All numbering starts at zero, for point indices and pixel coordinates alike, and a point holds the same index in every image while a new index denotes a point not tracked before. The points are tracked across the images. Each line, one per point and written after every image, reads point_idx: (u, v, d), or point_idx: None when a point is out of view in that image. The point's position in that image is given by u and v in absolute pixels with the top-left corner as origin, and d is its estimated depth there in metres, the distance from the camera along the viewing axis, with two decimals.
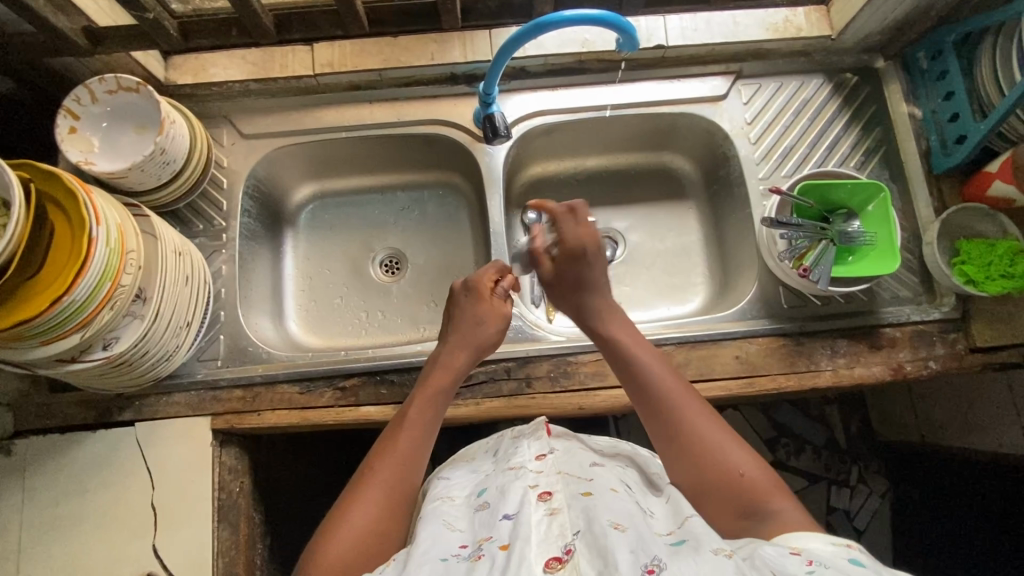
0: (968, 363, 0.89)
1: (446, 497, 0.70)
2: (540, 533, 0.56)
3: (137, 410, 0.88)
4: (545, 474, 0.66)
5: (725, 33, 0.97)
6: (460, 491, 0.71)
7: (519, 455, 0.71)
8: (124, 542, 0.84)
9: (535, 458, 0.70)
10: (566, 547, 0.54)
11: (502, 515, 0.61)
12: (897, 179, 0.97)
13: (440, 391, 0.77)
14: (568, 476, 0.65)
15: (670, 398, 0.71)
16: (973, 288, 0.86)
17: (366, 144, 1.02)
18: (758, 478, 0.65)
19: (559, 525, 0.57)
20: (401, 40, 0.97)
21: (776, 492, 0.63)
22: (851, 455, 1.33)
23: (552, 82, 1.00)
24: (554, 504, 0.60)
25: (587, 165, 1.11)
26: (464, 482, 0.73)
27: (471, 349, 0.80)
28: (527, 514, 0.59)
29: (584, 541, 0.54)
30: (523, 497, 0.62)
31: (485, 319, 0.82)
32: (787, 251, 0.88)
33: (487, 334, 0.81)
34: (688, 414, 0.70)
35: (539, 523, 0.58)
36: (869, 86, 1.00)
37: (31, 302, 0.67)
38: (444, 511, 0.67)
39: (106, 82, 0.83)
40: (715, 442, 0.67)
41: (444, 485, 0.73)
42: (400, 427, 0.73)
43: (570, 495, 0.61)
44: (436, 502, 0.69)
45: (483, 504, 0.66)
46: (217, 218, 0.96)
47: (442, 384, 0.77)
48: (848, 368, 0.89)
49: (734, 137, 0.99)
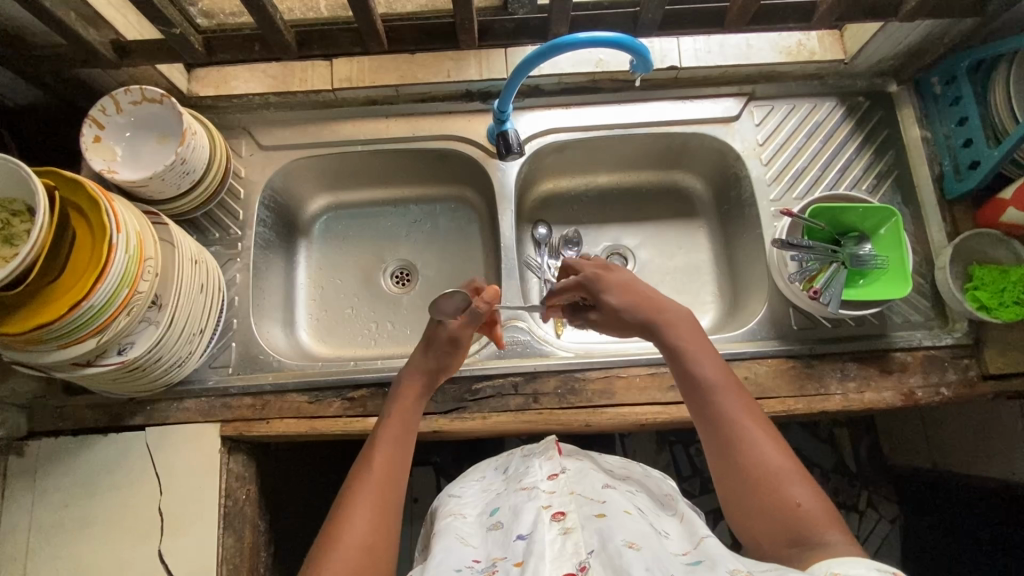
0: (981, 390, 0.88)
1: (458, 513, 0.71)
2: (553, 551, 0.57)
3: (148, 414, 0.89)
4: (557, 495, 0.66)
5: (737, 56, 0.98)
6: (472, 508, 0.71)
7: (531, 475, 0.71)
8: (129, 546, 0.84)
9: (547, 479, 0.70)
10: (580, 564, 0.55)
11: (516, 535, 0.61)
12: (910, 203, 0.97)
13: (407, 407, 0.77)
14: (581, 497, 0.65)
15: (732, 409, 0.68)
16: (985, 314, 0.86)
17: (381, 157, 1.04)
18: (816, 506, 0.60)
19: (573, 544, 0.57)
20: (418, 58, 0.99)
21: (832, 524, 0.59)
22: (860, 479, 1.32)
23: (566, 100, 1.01)
24: (567, 524, 0.60)
25: (598, 182, 1.12)
26: (476, 500, 0.73)
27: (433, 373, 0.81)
28: (541, 534, 0.59)
29: (598, 560, 0.55)
30: (537, 517, 0.62)
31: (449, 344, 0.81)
32: (797, 272, 0.88)
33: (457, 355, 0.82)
34: (746, 429, 0.66)
35: (553, 542, 0.58)
36: (882, 110, 1.01)
37: (52, 307, 0.69)
38: (457, 527, 0.67)
39: (132, 93, 0.85)
40: (775, 464, 0.63)
41: (456, 502, 0.74)
42: (376, 442, 0.73)
43: (583, 515, 0.61)
44: (449, 518, 0.70)
45: (495, 523, 0.66)
46: (233, 227, 0.98)
47: (409, 401, 0.78)
48: (858, 393, 0.88)
49: (745, 158, 1.00)
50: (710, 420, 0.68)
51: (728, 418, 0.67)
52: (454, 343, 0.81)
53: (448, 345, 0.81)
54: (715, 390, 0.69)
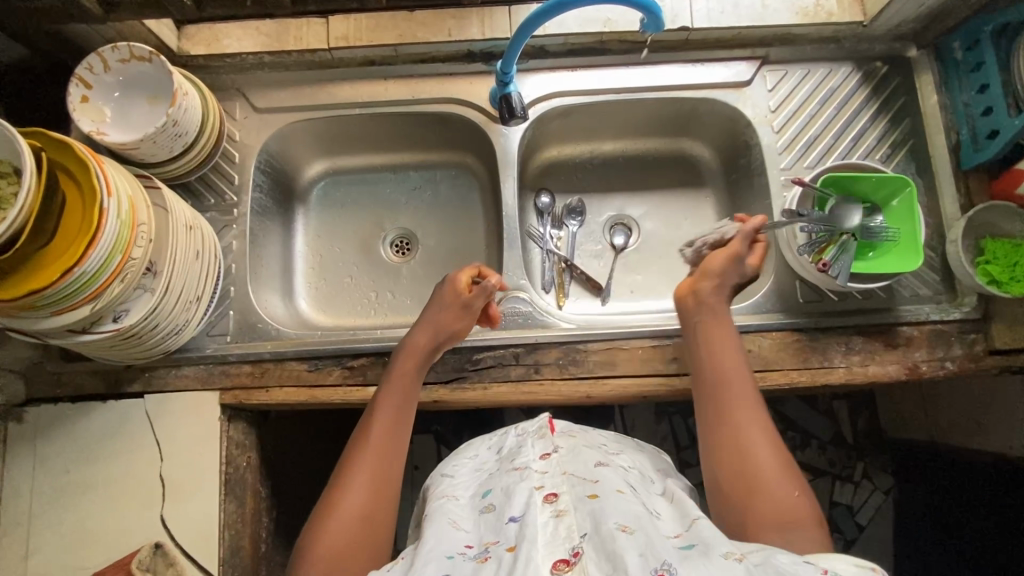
0: (985, 364, 0.88)
1: (450, 495, 0.71)
2: (545, 536, 0.56)
3: (147, 381, 0.89)
4: (550, 475, 0.66)
5: (752, 16, 0.94)
6: (465, 490, 0.72)
7: (524, 455, 0.72)
8: (131, 512, 0.85)
9: (540, 458, 0.70)
10: (574, 549, 0.54)
11: (508, 517, 0.61)
12: (924, 173, 0.95)
13: (408, 380, 0.77)
14: (574, 478, 0.65)
15: (744, 402, 0.72)
16: (996, 288, 0.84)
17: (380, 121, 1.01)
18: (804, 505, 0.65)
19: (566, 527, 0.57)
20: (418, 15, 0.95)
21: (813, 526, 0.63)
22: (857, 451, 1.33)
23: (572, 62, 0.97)
24: (560, 506, 0.60)
25: (603, 149, 1.09)
26: (468, 481, 0.73)
27: (440, 337, 0.81)
28: (532, 517, 0.59)
29: (592, 543, 0.54)
30: (529, 499, 0.62)
31: (453, 311, 0.81)
32: (806, 245, 0.86)
33: (460, 324, 0.81)
34: (753, 425, 0.70)
35: (546, 525, 0.58)
36: (900, 76, 0.97)
37: (42, 274, 0.68)
38: (449, 509, 0.67)
39: (119, 50, 0.81)
40: (771, 461, 0.67)
41: (448, 483, 0.74)
42: (375, 411, 0.74)
43: (576, 497, 0.61)
44: (441, 500, 0.70)
45: (488, 506, 0.66)
46: (228, 192, 0.95)
47: (411, 368, 0.78)
48: (862, 366, 0.87)
49: (756, 124, 0.97)
50: (718, 412, 0.72)
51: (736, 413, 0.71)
52: (466, 306, 0.81)
53: (461, 308, 0.81)
54: (733, 387, 0.74)
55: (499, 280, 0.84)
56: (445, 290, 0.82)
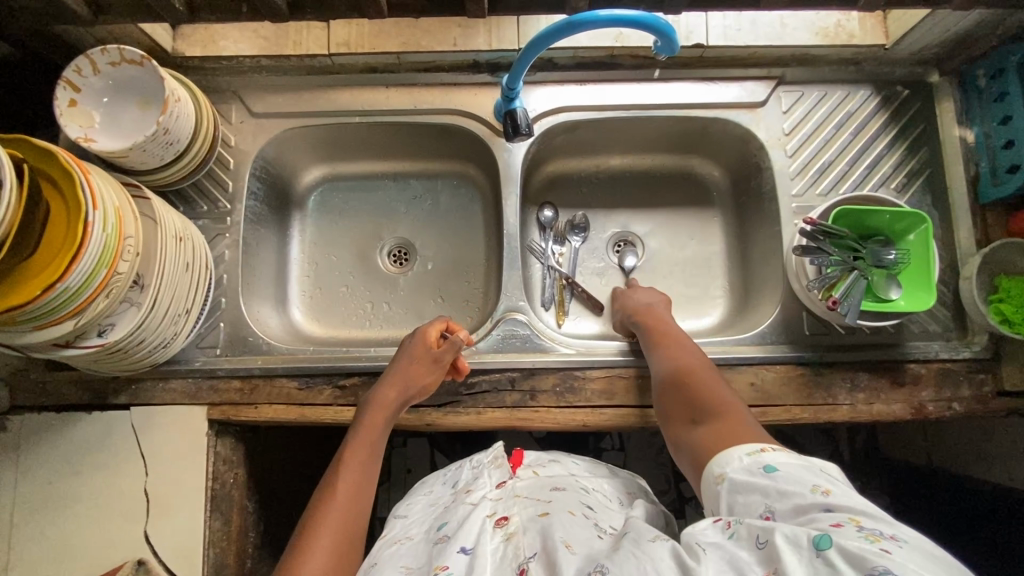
0: (993, 407, 0.85)
1: (404, 538, 0.69)
2: (495, 562, 0.56)
3: (133, 394, 0.87)
4: (503, 501, 0.66)
5: (770, 35, 0.90)
6: (418, 529, 0.70)
7: (478, 486, 0.71)
8: (113, 527, 0.83)
9: (495, 488, 0.70)
10: (520, 568, 0.54)
11: (459, 546, 0.59)
12: (940, 205, 0.91)
13: (375, 433, 0.75)
14: (526, 499, 0.66)
15: (682, 352, 0.78)
16: (1006, 328, 0.81)
17: (379, 129, 0.97)
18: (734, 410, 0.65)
19: (515, 549, 0.57)
20: (423, 22, 0.91)
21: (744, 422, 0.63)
22: (853, 471, 1.33)
23: (581, 76, 0.94)
24: (510, 529, 0.60)
25: (609, 164, 1.06)
26: (422, 517, 0.72)
27: (405, 390, 0.78)
28: (484, 545, 0.59)
29: (539, 561, 0.54)
30: (480, 527, 0.61)
31: (420, 362, 0.80)
32: (815, 279, 0.83)
33: (428, 376, 0.79)
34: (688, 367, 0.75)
35: (496, 551, 0.58)
36: (921, 101, 0.93)
37: (23, 288, 0.65)
38: (401, 554, 0.65)
39: (109, 53, 0.78)
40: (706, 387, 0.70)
41: (401, 525, 0.72)
42: (341, 466, 0.72)
43: (527, 517, 0.61)
44: (394, 546, 0.68)
45: (443, 536, 0.64)
46: (222, 200, 0.92)
47: (377, 420, 0.76)
48: (867, 404, 0.85)
49: (769, 147, 0.93)
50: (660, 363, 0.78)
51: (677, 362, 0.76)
52: (435, 360, 0.80)
53: (430, 361, 0.80)
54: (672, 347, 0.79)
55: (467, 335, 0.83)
56: (416, 342, 0.81)
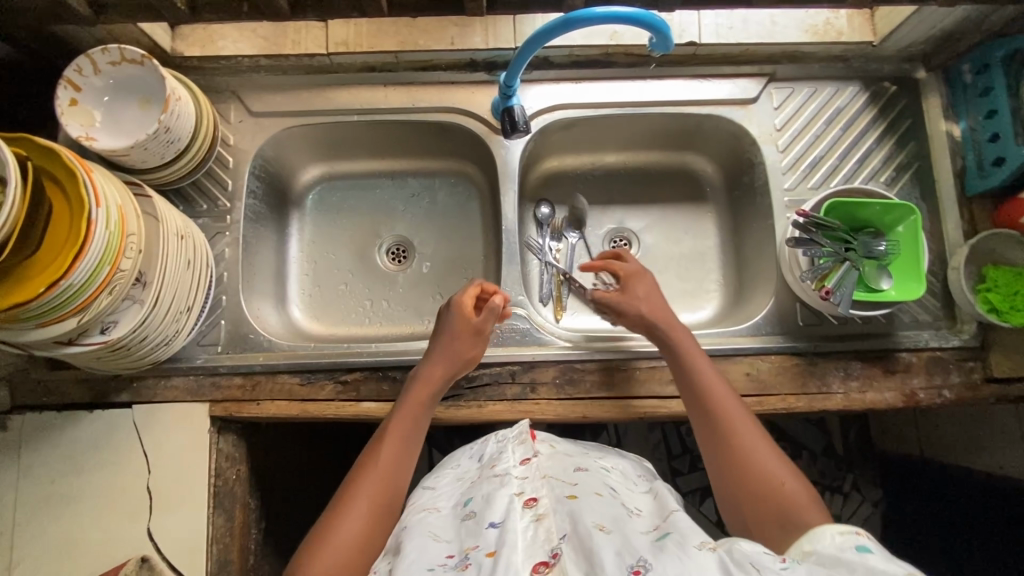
0: (982, 393, 0.87)
1: (432, 508, 0.69)
2: (525, 540, 0.56)
3: (135, 392, 0.87)
4: (529, 480, 0.66)
5: (761, 33, 0.92)
6: (446, 501, 0.70)
7: (503, 461, 0.71)
8: (116, 525, 0.83)
9: (519, 464, 0.70)
10: (553, 552, 0.54)
11: (488, 523, 0.60)
12: (928, 197, 0.94)
13: (417, 409, 0.76)
14: (553, 481, 0.66)
15: (726, 400, 0.73)
16: (995, 317, 0.83)
17: (377, 127, 0.98)
18: (796, 488, 0.65)
19: (545, 530, 0.57)
20: (420, 21, 0.92)
21: (811, 505, 0.64)
22: (846, 462, 1.35)
23: (576, 74, 0.95)
24: (540, 510, 0.60)
25: (605, 161, 1.08)
26: (450, 491, 0.72)
27: (449, 364, 0.79)
28: (512, 522, 0.59)
29: (570, 544, 0.55)
30: (509, 505, 0.62)
31: (463, 336, 0.80)
32: (808, 271, 0.85)
33: (471, 350, 0.80)
34: (736, 418, 0.71)
35: (525, 530, 0.58)
36: (908, 97, 0.96)
37: (27, 285, 0.66)
38: (430, 523, 0.66)
39: (109, 53, 0.79)
40: (761, 451, 0.69)
41: (429, 496, 0.73)
42: (381, 439, 0.73)
43: (554, 500, 0.62)
44: (423, 513, 0.69)
45: (470, 513, 0.65)
46: (222, 198, 0.93)
47: (421, 395, 0.77)
48: (860, 392, 0.87)
49: (761, 143, 0.95)
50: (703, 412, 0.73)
51: (723, 414, 0.72)
52: (477, 333, 0.80)
53: (472, 335, 0.80)
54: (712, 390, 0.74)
55: (504, 297, 0.82)
56: (456, 315, 0.80)
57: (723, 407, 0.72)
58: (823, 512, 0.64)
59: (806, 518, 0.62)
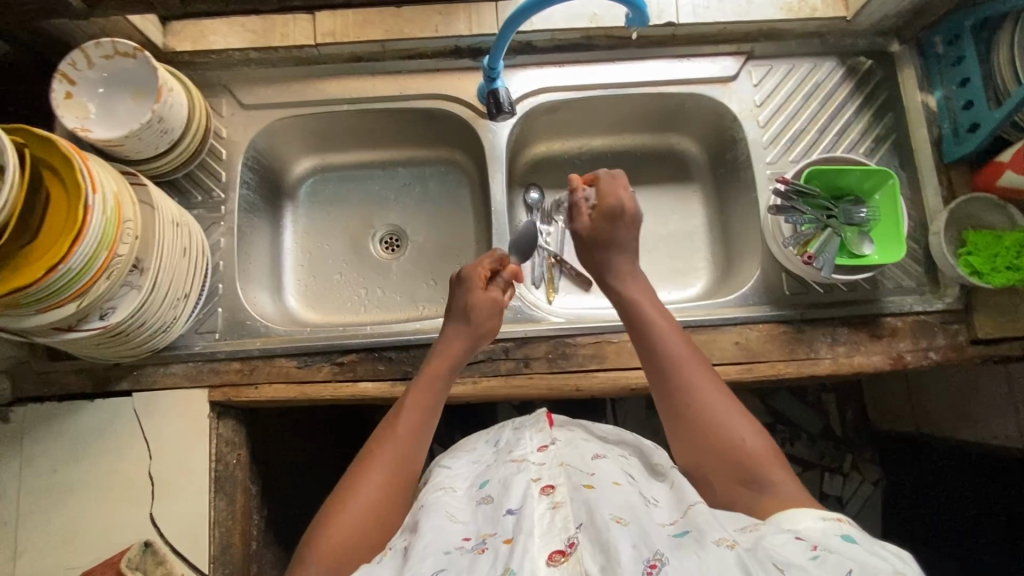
0: (968, 354, 0.89)
1: (447, 487, 0.69)
2: (542, 526, 0.56)
3: (135, 379, 0.88)
4: (547, 467, 0.66)
5: (737, 11, 0.94)
6: (462, 481, 0.71)
7: (520, 447, 0.71)
8: (119, 511, 0.84)
9: (537, 450, 0.69)
10: (569, 540, 0.54)
11: (506, 509, 0.60)
12: (907, 166, 0.96)
13: (438, 378, 0.76)
14: (571, 468, 0.65)
15: (680, 354, 0.72)
16: (977, 279, 0.85)
17: (367, 117, 1.00)
18: (758, 445, 0.65)
19: (562, 519, 0.57)
20: (406, 11, 0.95)
21: (774, 463, 0.64)
22: (845, 444, 1.33)
23: (559, 58, 0.98)
24: (557, 498, 0.60)
25: (591, 145, 1.10)
26: (465, 473, 0.72)
27: (470, 334, 0.79)
28: (530, 508, 0.59)
29: (586, 534, 0.54)
30: (526, 491, 0.62)
31: (482, 304, 0.80)
32: (791, 237, 0.87)
33: (490, 320, 0.80)
34: (693, 371, 0.70)
35: (542, 516, 0.58)
36: (883, 70, 0.98)
37: (25, 272, 0.67)
38: (446, 503, 0.66)
39: (103, 46, 0.81)
40: (715, 402, 0.68)
41: (445, 475, 0.72)
42: (401, 410, 0.73)
43: (572, 487, 0.61)
44: (439, 492, 0.68)
45: (485, 497, 0.65)
46: (216, 189, 0.95)
47: (443, 363, 0.77)
48: (848, 357, 0.88)
49: (743, 119, 0.97)
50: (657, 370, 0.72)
51: (676, 366, 0.71)
52: (494, 303, 0.81)
53: (489, 304, 0.81)
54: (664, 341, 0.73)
55: (514, 271, 0.86)
56: (470, 283, 0.81)
57: (679, 363, 0.71)
58: (789, 472, 0.64)
59: (771, 476, 0.63)
